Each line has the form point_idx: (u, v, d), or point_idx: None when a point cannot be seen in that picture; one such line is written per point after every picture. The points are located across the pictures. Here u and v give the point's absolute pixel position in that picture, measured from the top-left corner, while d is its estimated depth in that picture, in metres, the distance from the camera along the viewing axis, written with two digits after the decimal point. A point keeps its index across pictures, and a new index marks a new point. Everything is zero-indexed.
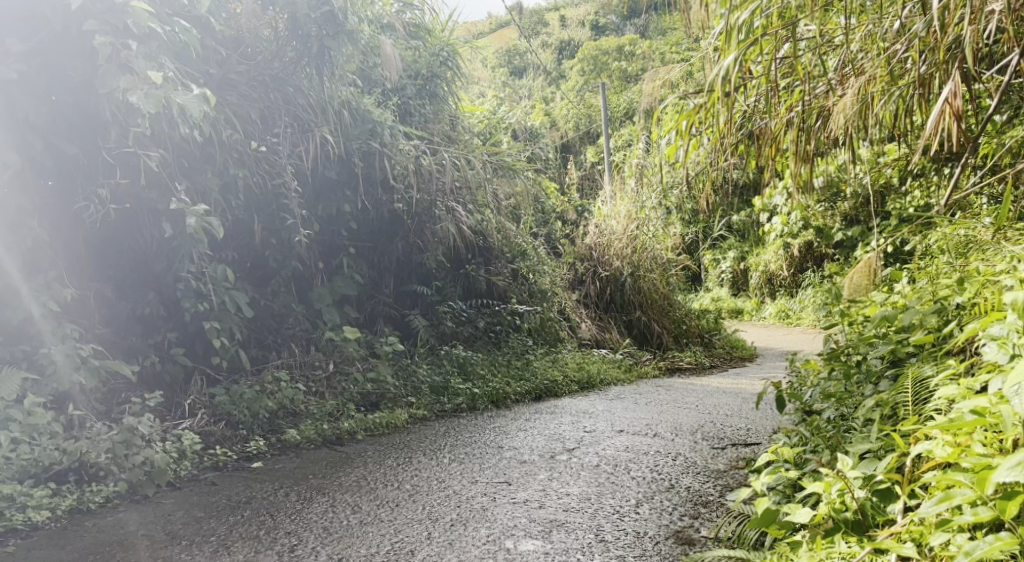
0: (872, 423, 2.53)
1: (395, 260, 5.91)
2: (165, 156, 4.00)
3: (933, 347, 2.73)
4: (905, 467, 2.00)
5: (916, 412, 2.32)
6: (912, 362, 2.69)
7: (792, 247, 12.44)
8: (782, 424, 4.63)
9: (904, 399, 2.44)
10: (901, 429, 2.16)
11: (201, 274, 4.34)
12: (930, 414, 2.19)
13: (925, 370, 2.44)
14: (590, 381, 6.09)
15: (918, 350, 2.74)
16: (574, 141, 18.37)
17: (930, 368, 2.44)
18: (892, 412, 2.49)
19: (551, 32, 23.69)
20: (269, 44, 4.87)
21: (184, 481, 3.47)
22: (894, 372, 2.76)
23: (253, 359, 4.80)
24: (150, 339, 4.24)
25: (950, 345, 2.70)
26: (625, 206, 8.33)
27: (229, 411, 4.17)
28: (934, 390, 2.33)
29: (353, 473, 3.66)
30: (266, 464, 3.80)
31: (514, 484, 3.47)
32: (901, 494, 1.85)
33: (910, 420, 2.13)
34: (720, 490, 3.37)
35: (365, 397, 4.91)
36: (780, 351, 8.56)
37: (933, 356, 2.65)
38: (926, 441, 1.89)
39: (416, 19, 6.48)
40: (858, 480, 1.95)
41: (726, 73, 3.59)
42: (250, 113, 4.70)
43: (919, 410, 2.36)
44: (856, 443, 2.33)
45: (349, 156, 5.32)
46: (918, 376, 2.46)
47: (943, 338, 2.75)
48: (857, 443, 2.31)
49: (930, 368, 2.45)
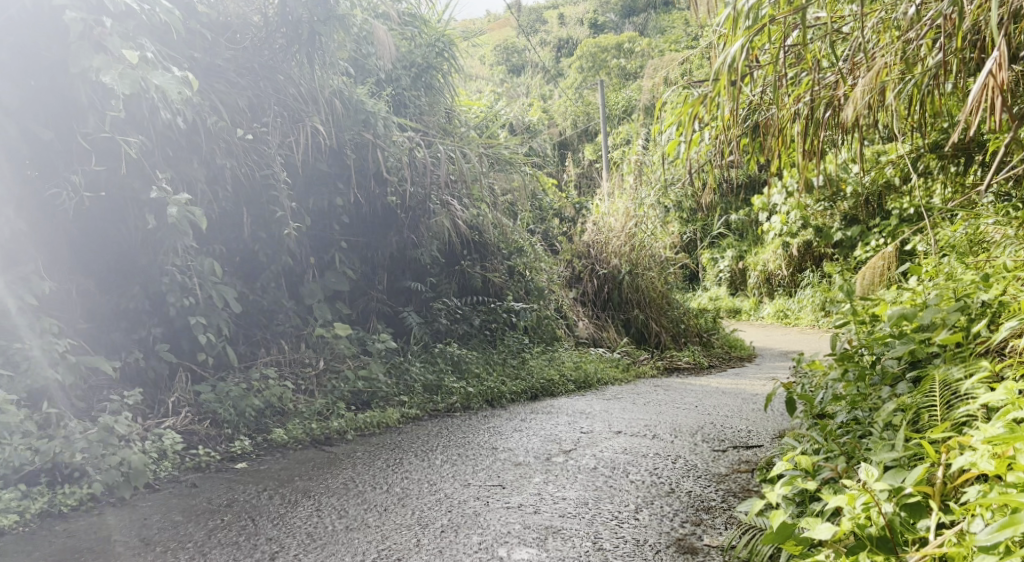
0: (894, 429, 2.40)
1: (390, 255, 5.76)
2: (146, 143, 3.87)
3: (959, 347, 2.61)
4: (935, 479, 1.86)
5: (946, 419, 2.19)
6: (935, 363, 2.57)
7: (791, 246, 12.29)
8: (784, 425, 4.50)
9: (931, 404, 2.31)
10: (929, 437, 2.03)
11: (187, 267, 4.19)
12: (961, 421, 2.07)
13: (955, 374, 2.31)
14: (587, 380, 5.96)
15: (942, 350, 2.62)
16: (573, 139, 18.09)
17: (958, 371, 2.33)
18: (915, 417, 2.36)
19: (550, 30, 23.47)
20: (259, 30, 4.76)
21: (163, 482, 3.33)
22: (916, 373, 2.63)
23: (242, 356, 4.66)
24: (133, 335, 4.07)
25: (977, 346, 2.58)
26: (623, 203, 8.20)
27: (214, 409, 4.04)
28: (965, 394, 2.21)
29: (341, 475, 3.52)
30: (251, 465, 3.65)
31: (508, 488, 3.33)
32: (934, 513, 1.72)
33: (941, 427, 2.00)
34: (722, 495, 3.23)
35: (356, 396, 4.77)
36: (779, 351, 8.49)
37: (958, 357, 2.54)
38: (967, 454, 1.76)
39: (412, 9, 6.32)
40: (885, 493, 1.81)
41: (732, 59, 3.42)
42: (239, 101, 4.54)
43: (947, 416, 2.23)
44: (880, 451, 2.19)
45: (342, 147, 5.20)
46: (945, 379, 2.34)
47: (970, 339, 2.63)
48: (880, 451, 2.18)
49: (958, 371, 2.32)
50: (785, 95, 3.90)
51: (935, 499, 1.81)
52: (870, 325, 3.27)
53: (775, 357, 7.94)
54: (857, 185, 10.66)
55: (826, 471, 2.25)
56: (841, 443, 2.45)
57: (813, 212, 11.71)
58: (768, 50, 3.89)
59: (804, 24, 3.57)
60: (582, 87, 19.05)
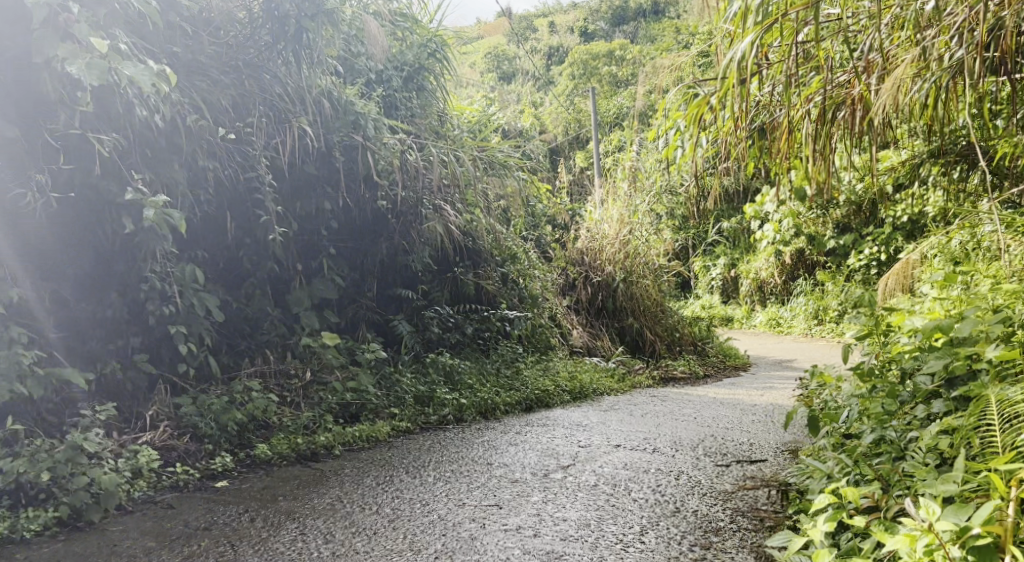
0: (941, 455, 2.25)
1: (379, 262, 5.56)
2: (121, 141, 3.66)
3: (1002, 364, 2.44)
4: (1003, 518, 1.72)
5: (1007, 446, 2.03)
6: (980, 380, 2.40)
7: (784, 254, 12.16)
8: (788, 438, 4.34)
9: (990, 429, 2.14)
10: (993, 469, 1.88)
11: (167, 274, 4.01)
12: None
13: (1014, 394, 2.14)
14: (582, 390, 5.78)
15: (984, 367, 2.46)
16: (563, 146, 17.90)
17: (1017, 390, 2.16)
18: (965, 442, 2.20)
19: (541, 37, 23.22)
20: (243, 26, 4.57)
21: (137, 503, 3.13)
22: (958, 393, 2.47)
23: (224, 367, 4.46)
24: (111, 345, 3.88)
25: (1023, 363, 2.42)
26: (617, 210, 8.08)
27: (195, 423, 3.84)
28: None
29: (327, 494, 3.33)
30: (232, 483, 3.45)
31: (505, 507, 3.14)
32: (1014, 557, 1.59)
33: (1005, 458, 1.84)
34: (731, 515, 3.05)
35: (344, 408, 4.58)
36: (791, 351, 9.18)
37: (1004, 374, 2.38)
38: None
39: (403, 8, 6.09)
40: (948, 532, 1.67)
41: (742, 57, 3.26)
42: (221, 100, 4.33)
43: (1009, 444, 2.06)
44: (927, 482, 2.04)
45: (330, 149, 5.00)
46: (1002, 400, 2.17)
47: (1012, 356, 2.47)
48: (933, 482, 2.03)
49: (1018, 390, 2.15)
50: (796, 95, 3.78)
51: (1007, 543, 1.66)
52: (888, 336, 3.12)
53: (772, 366, 7.82)
54: (849, 193, 10.61)
55: (865, 503, 2.13)
56: (877, 467, 2.34)
57: (805, 219, 11.62)
58: (778, 48, 3.74)
59: (814, 23, 3.43)
60: (574, 93, 18.87)
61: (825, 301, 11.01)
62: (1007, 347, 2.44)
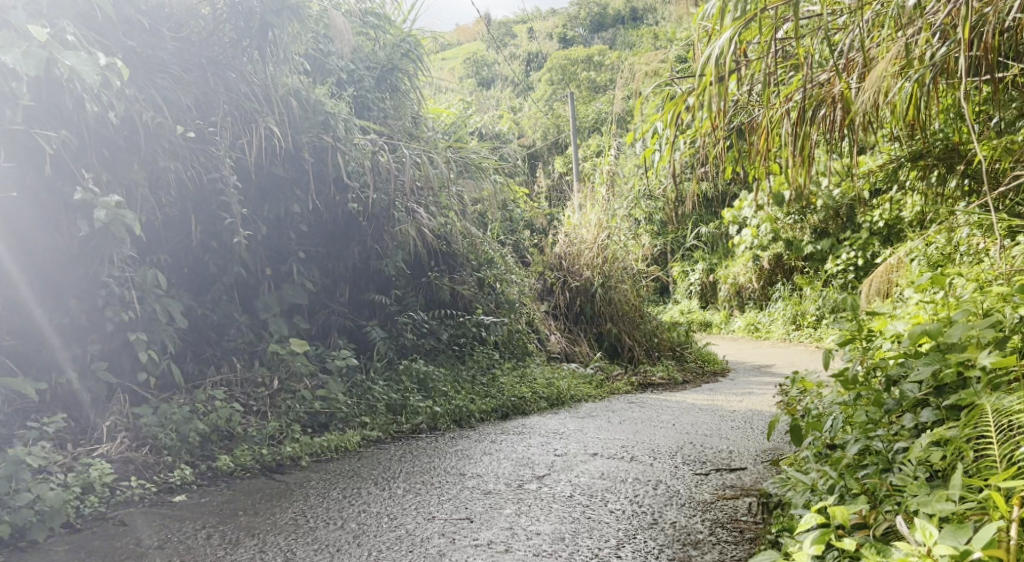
0: (932, 468, 2.17)
1: (351, 266, 5.42)
2: (71, 139, 3.52)
3: (992, 371, 2.37)
4: (1004, 542, 1.62)
5: (1006, 461, 1.93)
6: (973, 388, 2.32)
7: (762, 259, 12.14)
8: (767, 445, 4.25)
9: (987, 440, 2.05)
10: (993, 485, 1.79)
11: (125, 278, 3.85)
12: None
13: (1011, 405, 2.05)
14: (560, 396, 5.66)
15: (974, 373, 2.38)
16: (541, 150, 17.85)
17: (1014, 399, 2.07)
18: (959, 454, 2.10)
19: (519, 42, 23.14)
20: (207, 23, 4.38)
21: (87, 520, 2.97)
22: (949, 403, 2.40)
23: (188, 375, 4.30)
24: (67, 353, 3.68)
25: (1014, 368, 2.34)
26: (595, 214, 7.99)
27: (154, 434, 3.67)
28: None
29: (291, 508, 3.18)
30: (190, 497, 3.29)
31: (476, 521, 3.01)
32: None
33: (1006, 474, 1.75)
34: (710, 527, 2.94)
35: (313, 418, 4.42)
36: (770, 350, 9.80)
37: (994, 381, 2.30)
38: None
39: (376, 9, 6.01)
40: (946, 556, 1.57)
41: (720, 53, 3.20)
42: (183, 99, 4.17)
43: (1006, 457, 1.97)
44: (920, 499, 1.95)
45: (298, 150, 4.85)
46: (998, 410, 2.09)
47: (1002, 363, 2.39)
48: (928, 500, 1.93)
49: (1014, 400, 2.06)
50: (774, 95, 3.72)
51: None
52: (871, 342, 3.04)
53: (750, 371, 7.76)
54: (826, 199, 10.64)
55: (852, 520, 2.03)
56: (863, 480, 2.26)
57: (783, 225, 11.62)
58: (756, 46, 3.67)
59: (793, 19, 3.36)
60: (552, 99, 18.82)
61: (803, 306, 11.03)
62: (999, 353, 2.37)
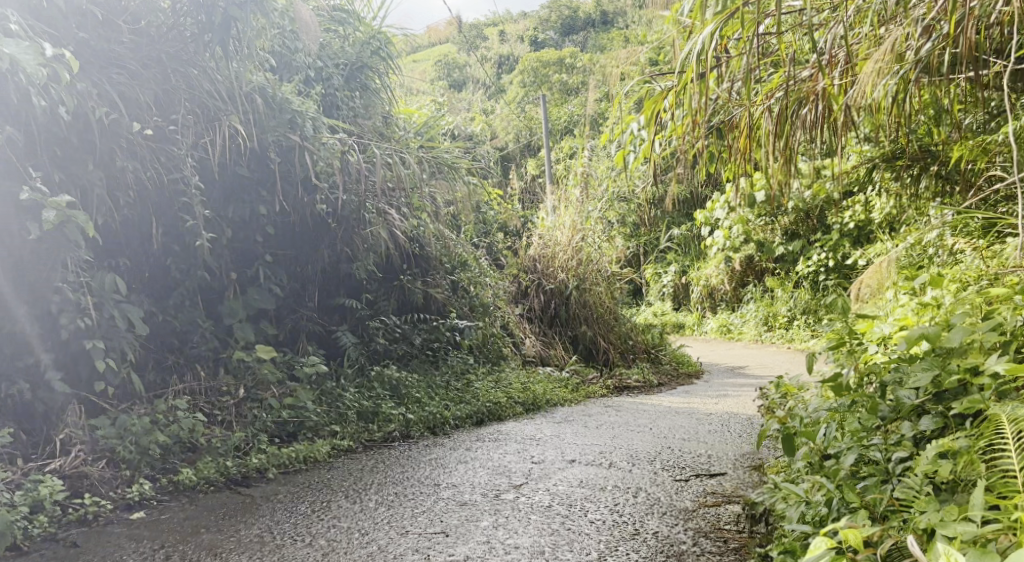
0: (937, 479, 2.08)
1: (320, 269, 5.25)
2: (16, 136, 3.35)
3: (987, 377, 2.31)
4: None
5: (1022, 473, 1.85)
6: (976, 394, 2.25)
7: (734, 261, 12.15)
8: (746, 449, 4.19)
9: (1004, 449, 1.97)
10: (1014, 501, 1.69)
11: (80, 283, 3.67)
12: None
13: None
14: (535, 401, 5.55)
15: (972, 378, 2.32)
16: (514, 153, 17.73)
17: None
18: (970, 466, 2.02)
19: (491, 45, 22.94)
20: (166, 17, 4.18)
21: (36, 543, 2.78)
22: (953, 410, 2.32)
23: (149, 384, 4.11)
24: (18, 362, 3.47)
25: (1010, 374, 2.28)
26: (569, 216, 7.90)
27: (112, 447, 3.49)
28: None
29: (257, 525, 3.01)
30: (149, 515, 3.12)
31: (452, 536, 2.87)
32: None
33: None
34: (693, 536, 2.85)
35: (281, 427, 4.25)
36: (743, 351, 9.84)
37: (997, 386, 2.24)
38: None
39: (345, 5, 5.91)
40: None
41: (701, 49, 3.10)
42: (140, 95, 3.99)
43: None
44: (939, 519, 1.84)
45: (264, 149, 4.69)
46: (1014, 419, 2.00)
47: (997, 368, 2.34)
48: (941, 520, 1.84)
49: None
50: (755, 92, 3.63)
51: None
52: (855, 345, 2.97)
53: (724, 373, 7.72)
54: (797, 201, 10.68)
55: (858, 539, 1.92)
56: (865, 495, 2.16)
57: (754, 227, 11.64)
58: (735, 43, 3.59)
59: (775, 14, 3.27)
60: (523, 101, 18.72)
61: (775, 307, 11.07)
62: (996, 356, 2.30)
